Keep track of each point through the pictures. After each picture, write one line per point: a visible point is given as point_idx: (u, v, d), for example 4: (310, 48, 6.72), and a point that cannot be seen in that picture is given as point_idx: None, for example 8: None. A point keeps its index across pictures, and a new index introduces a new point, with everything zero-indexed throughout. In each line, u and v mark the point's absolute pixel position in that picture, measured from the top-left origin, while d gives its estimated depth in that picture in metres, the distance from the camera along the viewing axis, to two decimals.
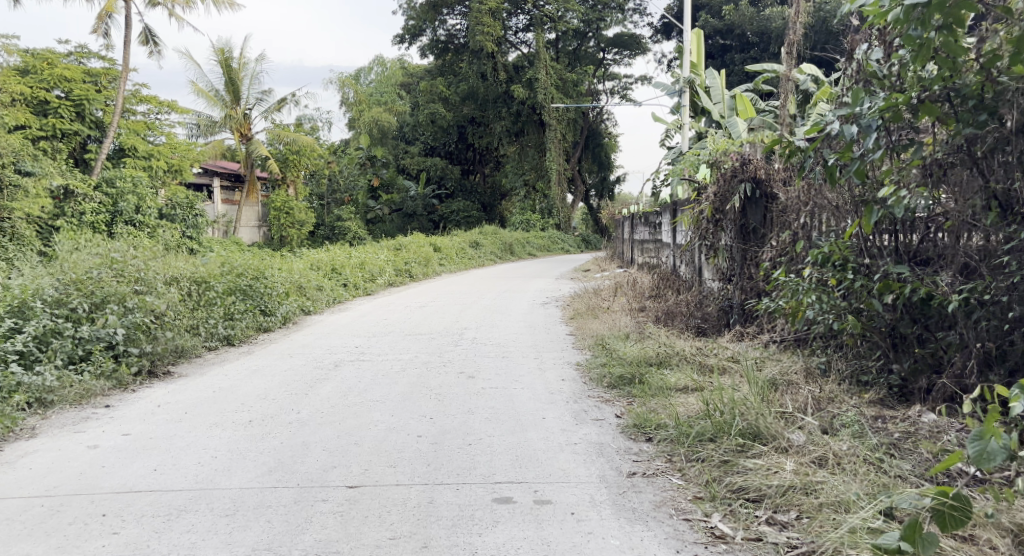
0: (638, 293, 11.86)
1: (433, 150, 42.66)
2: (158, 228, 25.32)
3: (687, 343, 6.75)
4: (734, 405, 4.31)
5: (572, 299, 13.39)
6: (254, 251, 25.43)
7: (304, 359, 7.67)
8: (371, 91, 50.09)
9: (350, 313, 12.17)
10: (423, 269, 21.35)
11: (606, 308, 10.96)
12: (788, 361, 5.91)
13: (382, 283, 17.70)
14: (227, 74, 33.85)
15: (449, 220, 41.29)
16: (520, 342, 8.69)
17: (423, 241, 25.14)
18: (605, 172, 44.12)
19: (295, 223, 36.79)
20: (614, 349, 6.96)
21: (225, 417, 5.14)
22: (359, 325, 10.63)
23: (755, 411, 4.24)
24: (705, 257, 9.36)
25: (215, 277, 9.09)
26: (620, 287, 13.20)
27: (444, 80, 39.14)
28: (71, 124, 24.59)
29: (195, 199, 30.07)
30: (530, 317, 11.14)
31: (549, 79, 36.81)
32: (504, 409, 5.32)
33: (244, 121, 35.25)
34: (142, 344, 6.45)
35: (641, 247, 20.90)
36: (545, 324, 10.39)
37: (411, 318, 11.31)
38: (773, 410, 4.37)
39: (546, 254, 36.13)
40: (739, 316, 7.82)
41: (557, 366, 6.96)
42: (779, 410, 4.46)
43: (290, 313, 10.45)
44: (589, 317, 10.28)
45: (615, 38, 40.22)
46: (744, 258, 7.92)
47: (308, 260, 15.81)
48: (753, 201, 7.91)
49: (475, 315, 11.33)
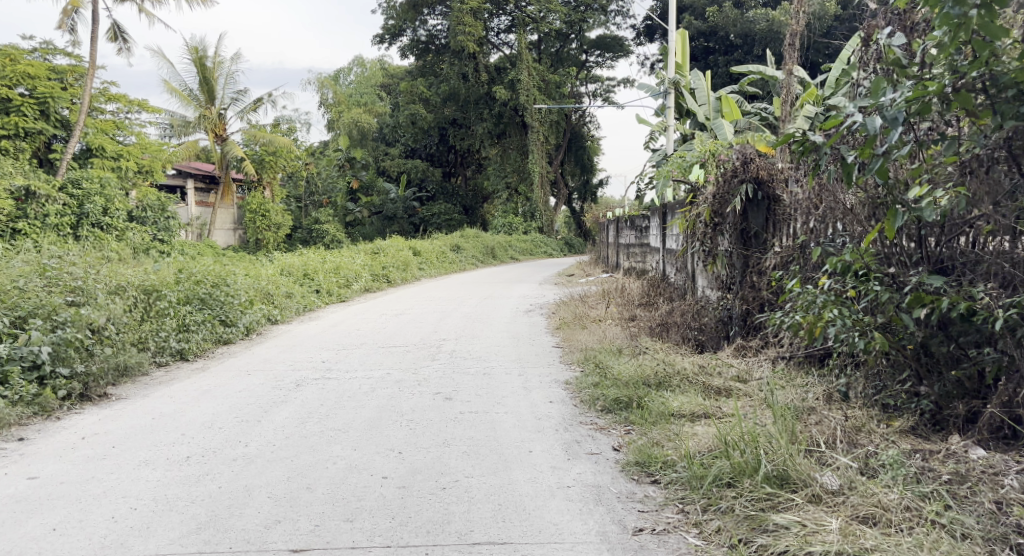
0: (627, 301, 11.21)
1: (413, 152, 41.87)
2: (127, 231, 24.36)
3: (686, 361, 6.10)
4: (755, 442, 3.66)
5: (556, 306, 12.72)
6: (226, 256, 24.57)
7: (262, 377, 6.95)
8: (350, 92, 49.20)
9: (320, 321, 11.44)
10: (402, 274, 20.62)
11: (595, 316, 10.30)
12: (802, 383, 5.26)
13: (358, 289, 16.94)
14: (201, 73, 32.92)
15: (430, 223, 40.50)
16: (503, 356, 8.00)
17: (403, 244, 24.40)
18: (587, 175, 43.54)
19: (272, 225, 35.88)
20: (605, 366, 6.30)
21: (158, 453, 4.43)
22: (328, 335, 9.89)
23: (781, 450, 3.59)
24: (700, 263, 8.72)
25: (167, 286, 8.38)
26: (607, 293, 12.56)
27: (425, 80, 38.41)
28: (35, 123, 23.61)
29: (167, 200, 29.17)
30: (513, 327, 10.45)
31: (532, 80, 36.20)
32: (484, 440, 4.63)
33: (219, 122, 34.40)
34: (74, 364, 5.81)
35: (627, 252, 20.29)
36: (529, 334, 9.72)
37: (385, 328, 10.57)
38: (800, 448, 3.68)
39: (528, 258, 35.43)
40: (740, 329, 7.20)
41: (543, 386, 6.27)
42: (806, 446, 3.76)
43: (253, 323, 9.73)
44: (575, 328, 9.61)
45: (598, 40, 39.70)
46: (745, 265, 7.29)
47: (279, 265, 15.04)
48: (755, 204, 7.27)
49: (454, 325, 10.65)
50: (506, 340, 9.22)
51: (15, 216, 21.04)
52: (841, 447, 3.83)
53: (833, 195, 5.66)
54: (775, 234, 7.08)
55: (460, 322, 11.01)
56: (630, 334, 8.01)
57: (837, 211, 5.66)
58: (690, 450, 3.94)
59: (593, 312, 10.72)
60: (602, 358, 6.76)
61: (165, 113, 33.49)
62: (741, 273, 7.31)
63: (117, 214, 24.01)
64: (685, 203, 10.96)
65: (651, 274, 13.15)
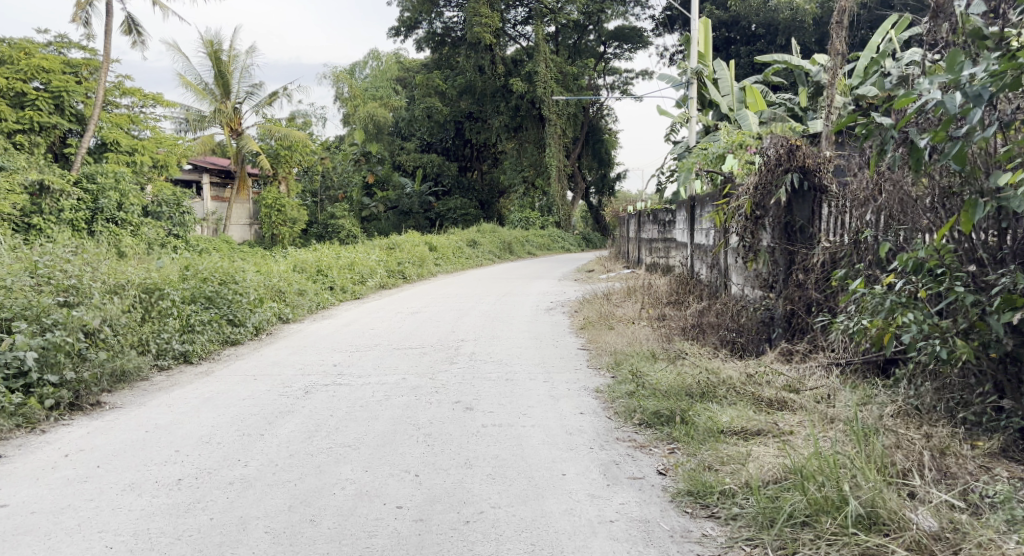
0: (655, 299, 10.65)
1: (429, 147, 41.41)
2: (141, 226, 24.01)
3: (730, 368, 5.58)
4: (836, 478, 3.26)
5: (578, 304, 12.17)
6: (242, 252, 24.22)
7: (270, 382, 6.48)
8: (366, 86, 48.75)
9: (333, 320, 10.98)
10: (418, 270, 20.13)
11: (621, 316, 9.76)
12: (863, 394, 4.69)
13: (373, 286, 16.47)
14: (216, 67, 32.63)
15: (446, 218, 40.06)
16: (526, 359, 7.49)
17: (419, 239, 23.94)
18: (605, 169, 42.89)
19: (287, 221, 35.56)
20: (640, 372, 5.78)
21: (146, 474, 3.96)
22: (342, 335, 9.42)
23: (866, 483, 3.21)
24: (737, 260, 8.15)
25: (171, 284, 7.91)
26: (632, 291, 12.01)
27: (441, 73, 37.91)
28: (49, 117, 23.32)
29: (183, 195, 28.90)
30: (535, 327, 9.94)
31: (549, 72, 35.61)
32: (510, 460, 4.13)
33: (234, 116, 34.09)
34: (64, 371, 5.35)
35: (649, 247, 19.73)
36: (553, 335, 9.20)
37: (400, 327, 10.08)
38: (888, 483, 3.25)
39: (546, 253, 34.88)
40: (783, 330, 6.67)
41: (572, 395, 5.74)
42: (895, 479, 3.32)
43: (263, 323, 9.27)
44: (601, 328, 9.08)
45: (616, 31, 39.01)
46: (790, 262, 6.75)
47: (292, 261, 14.61)
48: (801, 195, 6.72)
49: (473, 324, 10.15)
50: (529, 341, 8.72)
51: (30, 211, 20.75)
52: (940, 482, 3.33)
53: (896, 185, 5.12)
54: (824, 228, 6.53)
55: (479, 321, 10.51)
56: (663, 336, 7.48)
57: (900, 203, 5.13)
58: (758, 479, 3.46)
59: (619, 311, 10.17)
60: (636, 363, 6.25)
61: (181, 108, 33.22)
62: (785, 271, 6.77)
63: (131, 209, 23.70)
64: (716, 196, 10.39)
65: (679, 271, 12.57)
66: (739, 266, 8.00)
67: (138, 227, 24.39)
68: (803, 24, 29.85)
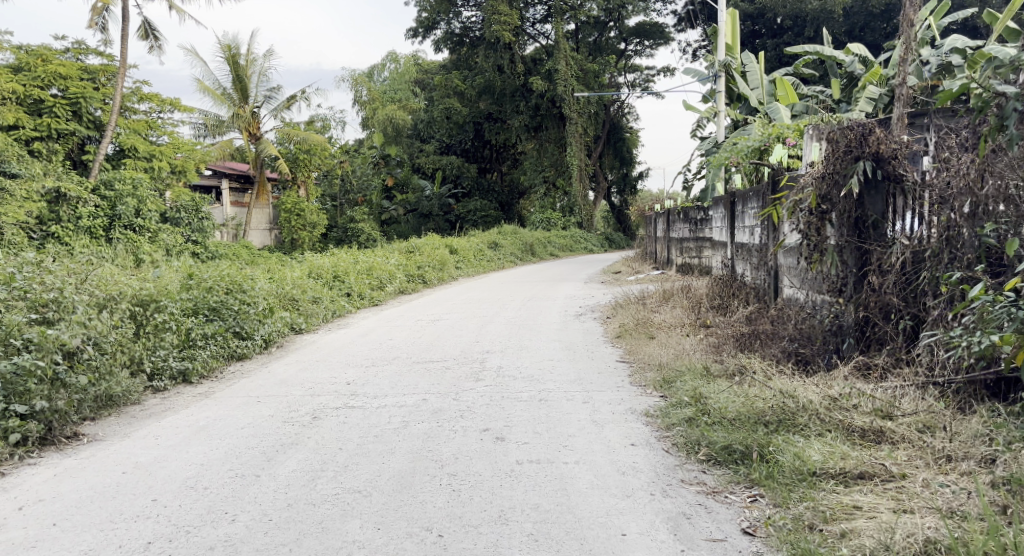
0: (697, 304, 9.86)
1: (449, 149, 40.74)
2: (159, 233, 23.41)
3: (807, 389, 4.81)
4: None
5: (610, 309, 11.37)
6: (261, 259, 23.63)
7: (275, 405, 5.77)
8: (384, 89, 48.26)
9: (351, 330, 10.26)
10: (439, 274, 19.40)
11: (659, 322, 8.96)
12: (973, 422, 3.88)
13: (392, 292, 15.76)
14: (235, 72, 32.30)
15: (466, 220, 39.37)
16: (559, 374, 6.72)
17: (439, 242, 23.24)
18: (627, 168, 41.99)
19: (307, 225, 34.99)
20: (699, 392, 5.02)
21: (112, 538, 3.28)
22: (359, 346, 8.72)
23: None
24: (793, 260, 7.37)
25: (170, 295, 7.19)
26: (668, 294, 11.19)
27: (459, 73, 37.23)
28: (68, 124, 22.91)
29: (201, 200, 28.46)
30: (567, 335, 9.15)
31: (570, 70, 34.86)
32: (554, 514, 3.45)
33: (253, 120, 33.73)
34: (36, 399, 4.66)
35: (680, 247, 18.88)
36: (587, 345, 8.43)
37: (422, 337, 9.36)
38: None
39: (568, 254, 34.06)
40: (857, 341, 5.88)
41: (618, 422, 4.97)
42: None
43: (273, 335, 8.56)
44: (640, 337, 8.29)
45: (637, 28, 38.15)
46: (861, 263, 5.97)
47: (307, 267, 13.92)
48: (873, 188, 5.94)
49: (499, 333, 9.38)
50: (561, 352, 7.95)
51: (47, 220, 20.26)
52: None
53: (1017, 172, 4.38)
54: (902, 223, 5.74)
55: (505, 329, 9.75)
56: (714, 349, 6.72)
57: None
58: None
59: (658, 317, 9.38)
60: (691, 382, 5.48)
61: (199, 113, 32.83)
62: (857, 273, 5.98)
63: (149, 215, 23.18)
64: (762, 192, 9.61)
65: (720, 272, 11.76)
66: (798, 267, 7.21)
67: (156, 233, 23.87)
68: (833, 15, 28.84)
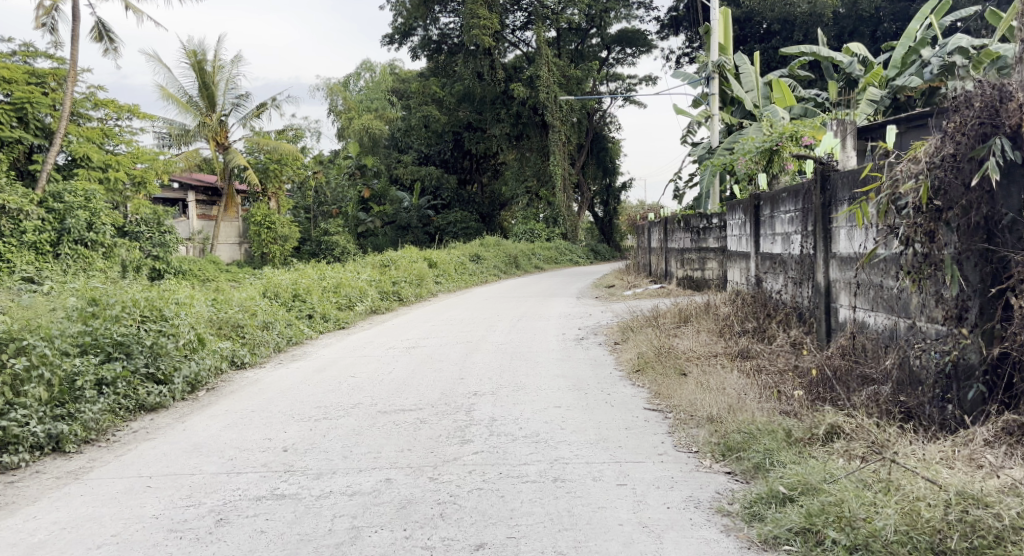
0: (729, 329, 8.22)
1: (427, 159, 38.89)
2: (114, 248, 21.28)
3: (982, 481, 3.25)
4: None
5: (618, 331, 9.69)
6: (226, 277, 21.70)
7: (166, 492, 3.97)
8: (360, 99, 46.41)
9: (309, 362, 8.48)
10: (416, 290, 17.58)
11: (687, 353, 7.29)
12: None
13: (363, 312, 13.93)
14: (201, 78, 30.53)
15: (446, 232, 37.58)
16: (568, 433, 4.98)
17: (417, 255, 21.44)
18: (610, 178, 40.46)
19: (278, 238, 33.13)
20: (811, 481, 3.48)
21: None
22: (317, 387, 6.97)
23: None
24: (885, 278, 5.72)
25: (45, 329, 5.36)
26: (687, 315, 9.53)
27: (437, 81, 35.51)
28: (12, 131, 20.83)
29: (164, 214, 26.64)
30: (570, 369, 7.43)
31: (552, 77, 33.34)
32: None
33: (220, 129, 31.84)
34: None
35: (681, 259, 17.28)
36: (600, 382, 6.71)
37: (396, 372, 7.62)
38: None
39: (554, 267, 32.32)
40: (989, 390, 4.33)
41: (685, 531, 3.38)
42: None
43: (202, 374, 6.69)
44: (669, 372, 6.61)
45: (619, 35, 36.71)
46: (992, 281, 4.37)
47: (262, 286, 12.12)
48: (1009, 175, 4.33)
49: (486, 367, 7.62)
50: (570, 394, 6.23)
51: None
52: None
53: None
54: None
55: (495, 361, 8.01)
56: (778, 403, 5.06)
57: None
58: None
59: (684, 344, 7.72)
60: (784, 462, 3.89)
61: (162, 122, 30.91)
62: (987, 293, 4.37)
63: (103, 229, 21.02)
64: (805, 191, 8.01)
65: (744, 289, 10.15)
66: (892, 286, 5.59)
67: (110, 248, 21.82)
68: (822, 18, 27.41)
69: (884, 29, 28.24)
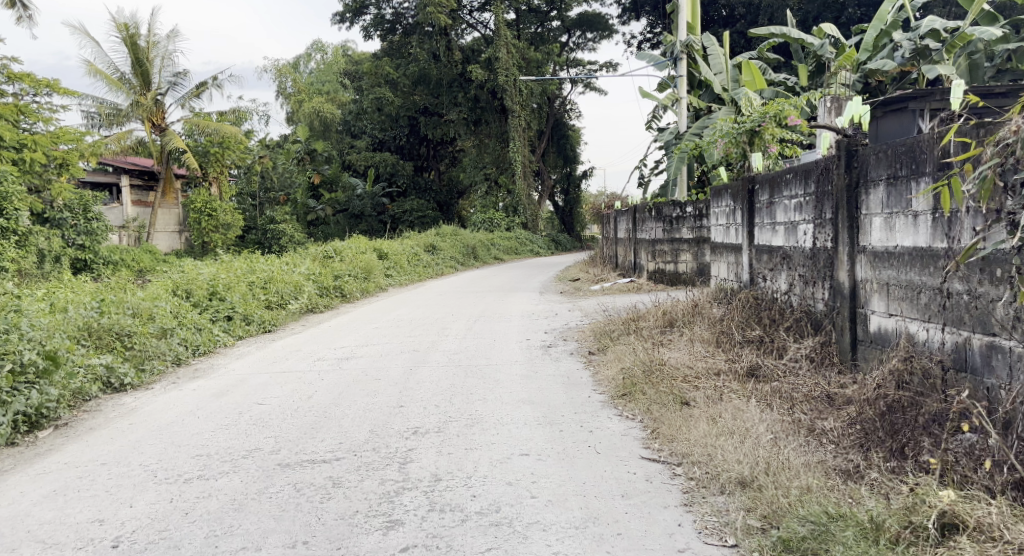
0: (729, 337, 6.75)
1: (382, 145, 36.91)
2: (30, 236, 19.20)
3: None
4: None
5: (595, 339, 8.20)
6: (159, 268, 19.75)
7: None
8: (311, 81, 44.09)
9: (213, 382, 6.87)
10: (362, 284, 15.83)
11: (685, 373, 5.80)
12: None
13: (296, 312, 12.27)
14: (133, 54, 28.22)
15: (402, 222, 35.69)
16: (539, 506, 3.50)
17: (365, 245, 19.71)
18: (571, 167, 38.99)
19: (220, 226, 30.93)
20: None
21: None
22: (211, 421, 5.37)
23: None
24: (960, 280, 4.28)
25: None
26: (672, 319, 8.05)
27: (391, 61, 33.38)
28: None
29: (92, 199, 24.40)
30: (534, 393, 5.92)
31: (511, 59, 31.78)
32: None
33: (155, 110, 29.61)
34: None
35: (652, 251, 15.91)
36: (576, 412, 5.25)
37: (320, 398, 6.04)
38: None
39: (513, 258, 30.73)
40: None
41: None
42: None
43: (47, 407, 5.15)
44: (666, 401, 5.14)
45: (580, 18, 35.28)
46: None
47: (173, 286, 10.43)
48: None
49: (430, 391, 6.07)
50: (539, 435, 4.74)
51: None
52: None
53: None
54: None
55: (444, 381, 6.46)
56: (832, 467, 3.62)
57: None
58: None
59: (680, 359, 6.26)
60: None
61: (92, 101, 28.63)
62: None
63: (17, 215, 18.81)
64: (818, 171, 6.53)
65: (737, 290, 8.71)
66: (976, 292, 4.14)
67: (26, 237, 19.65)
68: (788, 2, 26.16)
69: (849, 14, 26.82)
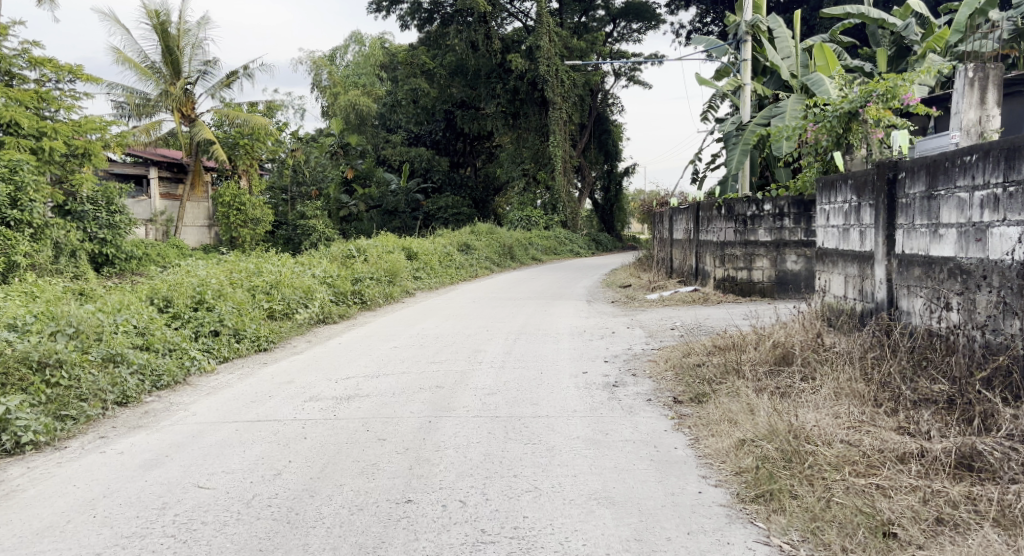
0: (894, 393, 4.65)
1: (417, 139, 35.21)
2: (44, 232, 17.48)
3: None
4: None
5: (681, 382, 6.11)
6: (176, 267, 17.92)
7: None
8: (346, 75, 42.23)
9: (157, 436, 4.96)
10: (385, 289, 13.85)
11: (864, 464, 3.71)
12: None
13: (304, 323, 10.33)
14: (164, 42, 26.66)
15: (436, 219, 33.70)
16: None
17: (392, 243, 17.74)
18: (612, 163, 36.75)
19: (249, 221, 29.08)
20: None
21: None
22: (115, 521, 3.48)
23: None
24: None
25: None
26: (788, 354, 5.93)
27: (427, 51, 31.44)
28: None
29: (117, 191, 22.66)
30: (612, 483, 3.91)
31: (554, 48, 29.77)
32: None
33: (185, 100, 28.03)
34: None
35: (719, 257, 13.47)
36: (689, 532, 3.28)
37: (292, 476, 4.10)
38: None
39: (552, 259, 28.65)
40: None
41: None
42: None
43: None
44: (858, 530, 3.12)
45: (625, 7, 33.02)
46: None
47: (150, 296, 8.58)
48: None
49: (457, 474, 4.07)
50: None
51: None
52: None
53: None
54: None
55: (480, 450, 4.50)
56: None
57: None
58: None
59: (830, 428, 4.18)
60: None
61: (121, 91, 27.14)
62: None
63: (32, 206, 17.05)
64: None
65: (870, 314, 6.56)
66: None
67: (43, 230, 17.99)
68: None
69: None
